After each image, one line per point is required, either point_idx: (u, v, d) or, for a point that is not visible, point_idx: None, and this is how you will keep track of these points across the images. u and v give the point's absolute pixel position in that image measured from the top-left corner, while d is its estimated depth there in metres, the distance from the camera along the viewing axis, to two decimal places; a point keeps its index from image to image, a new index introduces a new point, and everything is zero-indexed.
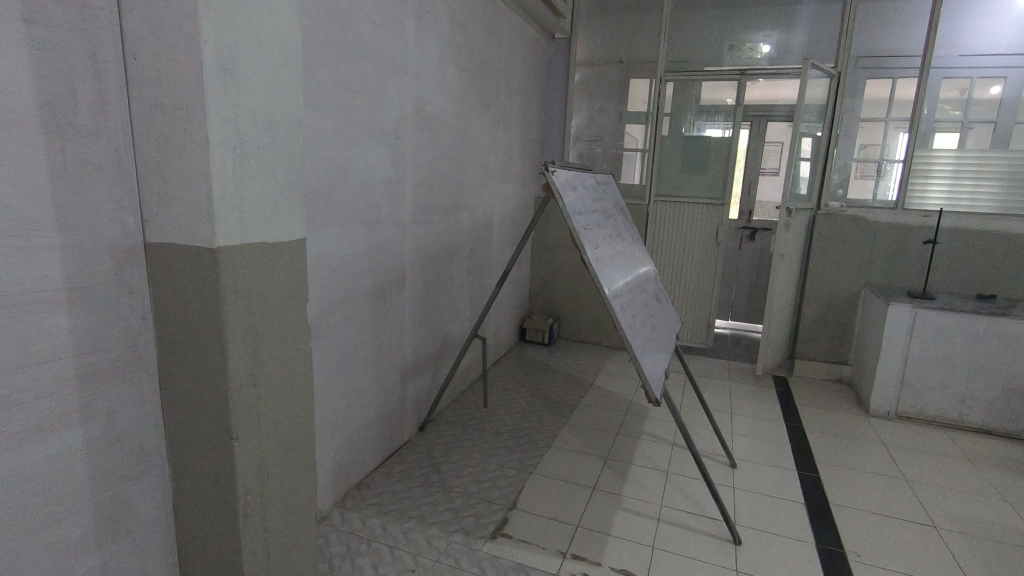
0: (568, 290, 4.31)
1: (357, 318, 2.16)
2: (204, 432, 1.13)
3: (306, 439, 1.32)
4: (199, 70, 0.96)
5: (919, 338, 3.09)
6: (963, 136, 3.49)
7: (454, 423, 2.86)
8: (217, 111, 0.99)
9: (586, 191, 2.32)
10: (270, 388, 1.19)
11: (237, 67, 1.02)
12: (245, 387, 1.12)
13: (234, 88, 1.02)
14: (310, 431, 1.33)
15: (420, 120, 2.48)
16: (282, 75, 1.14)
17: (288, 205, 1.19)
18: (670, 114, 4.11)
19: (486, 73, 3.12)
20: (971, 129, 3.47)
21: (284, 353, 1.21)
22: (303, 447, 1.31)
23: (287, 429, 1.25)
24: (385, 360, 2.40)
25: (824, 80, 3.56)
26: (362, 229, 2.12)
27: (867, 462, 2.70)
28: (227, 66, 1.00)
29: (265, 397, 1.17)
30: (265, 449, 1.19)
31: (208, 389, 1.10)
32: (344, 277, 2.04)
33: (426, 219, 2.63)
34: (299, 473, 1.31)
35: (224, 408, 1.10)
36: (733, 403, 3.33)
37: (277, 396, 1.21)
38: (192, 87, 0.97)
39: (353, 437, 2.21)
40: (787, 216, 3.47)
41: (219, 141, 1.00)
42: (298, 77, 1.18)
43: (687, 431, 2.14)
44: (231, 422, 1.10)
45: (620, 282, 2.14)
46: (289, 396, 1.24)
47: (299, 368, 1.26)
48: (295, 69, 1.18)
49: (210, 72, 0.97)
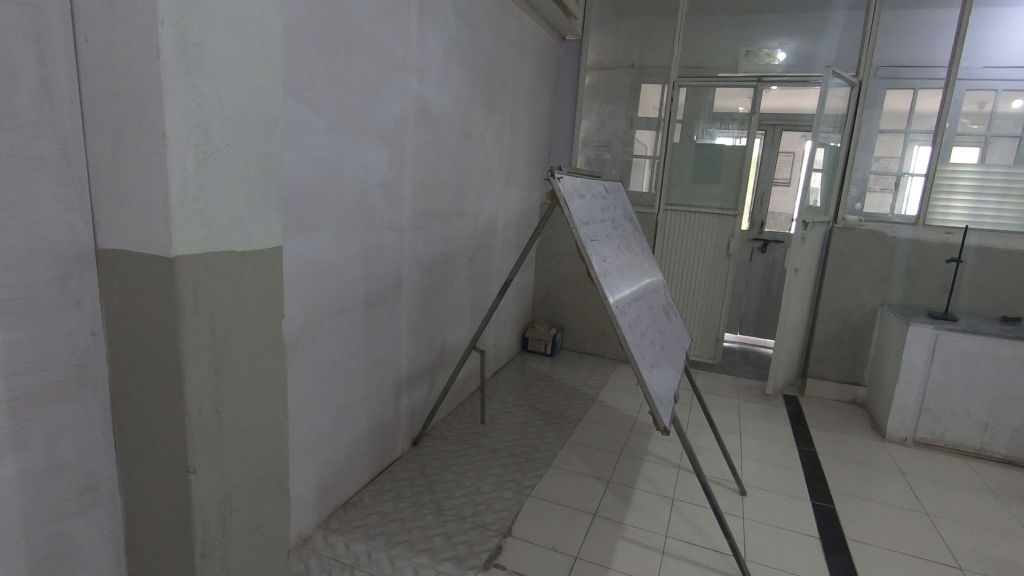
0: (573, 300, 4.18)
1: (349, 328, 2.04)
2: (159, 461, 1.01)
3: (279, 467, 1.19)
4: (157, 55, 0.84)
5: (939, 362, 2.95)
6: (984, 149, 3.35)
7: (450, 437, 2.73)
8: (178, 102, 0.87)
9: (594, 199, 2.19)
10: (237, 414, 1.06)
11: (204, 53, 0.90)
12: (206, 414, 1.00)
13: (199, 77, 0.90)
14: (283, 457, 1.21)
15: (422, 120, 2.37)
16: (258, 68, 1.01)
17: (261, 211, 1.07)
18: (682, 121, 3.98)
19: (494, 74, 3.00)
20: (994, 143, 3.33)
21: (253, 373, 1.09)
22: (275, 475, 1.18)
23: (256, 457, 1.13)
24: (378, 371, 2.27)
25: (845, 89, 3.42)
26: (356, 234, 2.01)
27: (885, 493, 2.55)
28: (191, 51, 0.88)
29: (229, 422, 1.05)
30: (229, 480, 1.07)
31: (164, 414, 0.98)
32: (335, 284, 1.93)
33: (427, 224, 2.52)
34: (270, 504, 1.18)
35: (180, 435, 0.97)
36: (742, 423, 3.19)
37: (245, 422, 1.09)
38: (148, 74, 0.85)
39: (341, 454, 2.09)
40: (803, 229, 3.34)
41: (180, 137, 0.88)
42: (278, 73, 1.06)
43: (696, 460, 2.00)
44: (188, 452, 0.98)
45: (628, 297, 2.00)
46: (258, 420, 1.12)
47: (272, 390, 1.14)
48: (276, 64, 1.06)
49: (169, 56, 0.85)
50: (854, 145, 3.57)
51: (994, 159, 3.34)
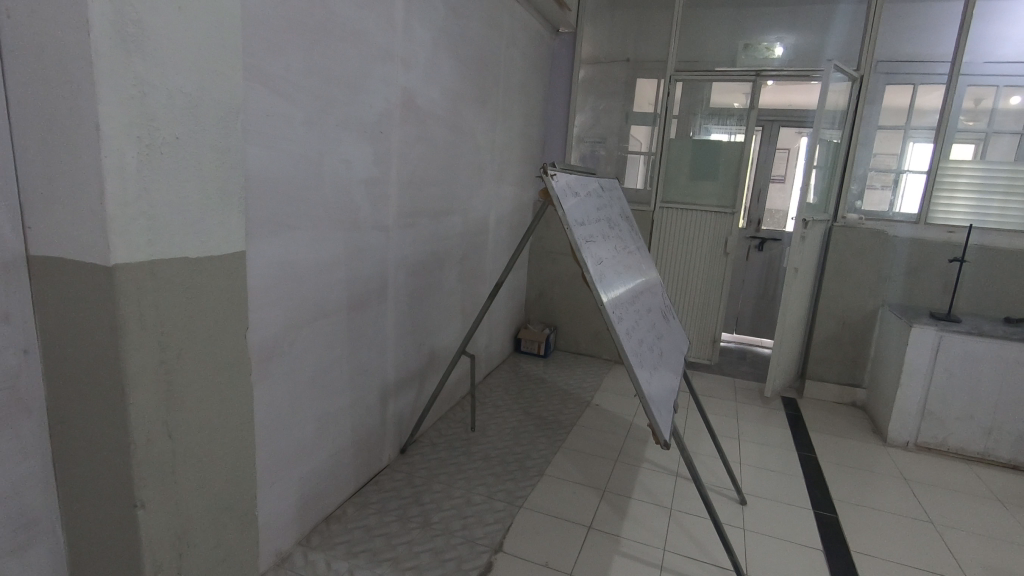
0: (567, 300, 4.09)
1: (331, 333, 1.93)
2: (105, 491, 0.90)
3: (244, 491, 1.09)
4: (89, 36, 0.73)
5: (942, 364, 2.87)
6: (982, 146, 3.33)
7: (439, 445, 2.63)
8: (114, 90, 0.77)
9: (589, 197, 2.09)
10: (193, 438, 0.96)
11: (147, 35, 0.80)
12: (156, 440, 0.90)
13: (141, 62, 0.79)
14: (249, 480, 1.11)
15: (409, 113, 2.25)
16: (212, 55, 0.91)
17: (219, 213, 0.97)
18: (678, 116, 3.89)
19: (484, 67, 2.89)
20: (995, 139, 3.30)
21: (211, 390, 0.99)
22: (239, 501, 1.09)
23: (218, 482, 1.03)
24: (362, 378, 2.16)
25: (845, 83, 3.34)
26: (337, 234, 1.90)
27: (889, 502, 2.47)
28: (130, 33, 0.78)
29: (183, 445, 0.95)
30: (185, 510, 0.97)
31: (108, 441, 0.88)
32: (315, 288, 1.82)
33: (414, 223, 2.41)
34: (234, 532, 1.09)
35: (124, 462, 0.87)
36: (740, 427, 3.11)
37: (203, 446, 0.99)
38: (78, 58, 0.75)
39: (323, 466, 1.98)
40: (803, 228, 3.25)
41: (118, 129, 0.78)
42: (237, 63, 0.96)
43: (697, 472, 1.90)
44: (135, 484, 0.87)
45: (625, 301, 1.90)
46: (218, 442, 1.01)
47: (234, 410, 1.04)
48: (234, 51, 0.96)
49: (104, 39, 0.75)
50: (855, 142, 3.49)
51: (995, 157, 3.32)
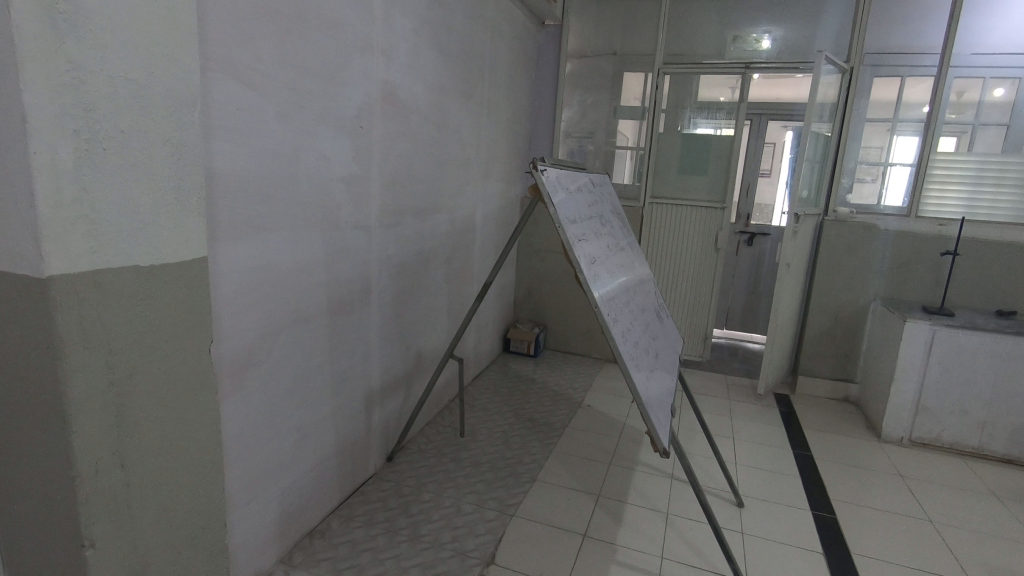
0: (557, 298, 4.01)
1: (311, 340, 1.84)
2: (46, 516, 0.86)
3: (207, 510, 1.06)
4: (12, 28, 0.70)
5: (936, 359, 2.84)
6: (968, 139, 3.25)
7: (427, 451, 2.55)
8: (45, 89, 0.74)
9: (580, 193, 2.01)
10: (147, 458, 0.92)
11: (86, 21, 0.77)
12: (105, 461, 0.86)
13: (83, 49, 0.77)
14: (209, 499, 1.07)
15: (391, 107, 2.15)
16: (163, 45, 0.88)
17: (171, 208, 0.93)
18: (667, 110, 3.83)
19: (469, 59, 2.80)
20: (980, 132, 3.23)
21: (165, 407, 0.95)
22: (198, 522, 1.04)
23: (173, 504, 0.98)
24: (345, 385, 2.07)
25: (836, 76, 3.30)
26: (316, 235, 1.80)
27: (886, 500, 2.44)
28: (67, 18, 0.75)
29: (135, 466, 0.91)
30: (137, 533, 0.92)
31: (47, 463, 0.83)
32: (292, 292, 1.72)
33: (398, 222, 2.31)
34: (193, 553, 1.05)
35: (67, 486, 0.83)
36: (734, 425, 3.06)
37: (159, 465, 0.95)
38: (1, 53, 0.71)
39: (305, 479, 1.89)
40: (795, 222, 3.21)
41: (48, 132, 0.75)
42: (195, 56, 0.94)
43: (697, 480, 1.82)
44: (81, 507, 0.83)
45: (620, 302, 1.83)
46: (176, 459, 0.98)
47: (191, 428, 1.00)
48: (192, 44, 0.94)
49: (32, 32, 0.72)
50: (845, 135, 3.46)
51: (980, 147, 3.23)
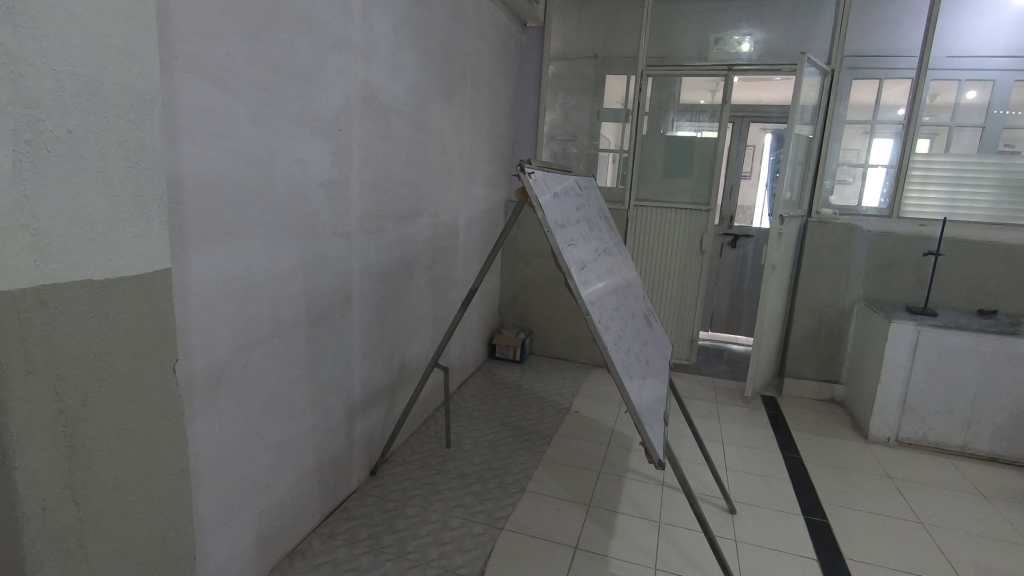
0: (542, 303, 3.96)
1: (290, 352, 1.76)
2: None
3: (174, 543, 1.00)
4: None
5: (922, 359, 2.85)
6: (947, 140, 3.28)
7: (412, 463, 2.47)
8: None
9: (567, 197, 1.97)
10: (102, 490, 0.86)
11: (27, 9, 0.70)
12: (55, 495, 0.80)
13: (24, 39, 0.70)
14: (174, 530, 1.00)
15: (370, 109, 2.08)
16: (118, 37, 0.81)
17: (127, 213, 0.86)
18: (650, 112, 3.81)
19: (451, 61, 2.74)
20: (958, 134, 3.26)
21: (123, 434, 0.88)
22: (161, 554, 0.98)
23: (132, 537, 0.92)
24: (326, 397, 1.99)
25: (817, 78, 3.31)
26: (293, 243, 1.73)
27: (876, 503, 2.42)
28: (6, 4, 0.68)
29: (89, 500, 0.84)
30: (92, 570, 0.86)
31: None
32: (268, 302, 1.64)
33: (380, 228, 2.24)
34: None
35: (9, 529, 0.76)
36: (723, 429, 3.04)
37: (116, 496, 0.88)
38: None
39: (284, 498, 1.81)
40: (780, 224, 3.21)
41: None
42: (156, 53, 0.88)
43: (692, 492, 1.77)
44: (26, 547, 0.77)
45: (610, 308, 1.78)
46: (137, 490, 0.92)
47: (154, 455, 0.94)
48: (154, 39, 0.88)
49: None
50: (828, 137, 3.47)
51: (958, 150, 3.27)
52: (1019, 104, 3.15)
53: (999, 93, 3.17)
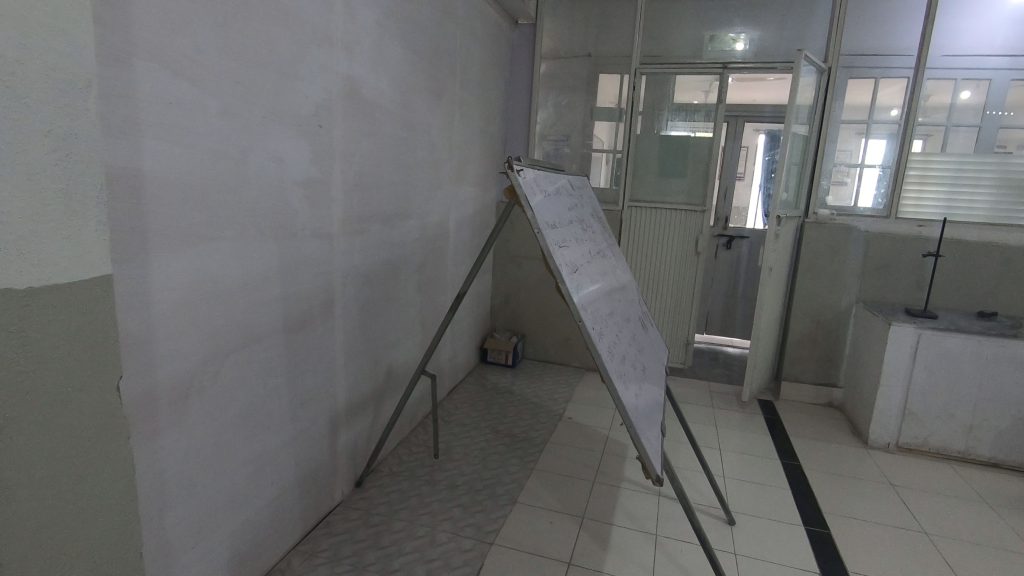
0: (535, 306, 3.88)
1: (267, 360, 1.67)
2: None
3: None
4: None
5: (922, 363, 2.79)
6: (943, 140, 3.23)
7: (399, 474, 2.38)
8: None
9: (559, 197, 1.88)
10: (27, 526, 0.77)
11: None
12: None
13: None
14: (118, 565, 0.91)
15: (354, 105, 1.99)
16: (40, 14, 0.74)
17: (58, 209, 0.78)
18: (644, 112, 3.74)
19: (439, 57, 2.65)
20: (954, 134, 3.21)
21: (54, 463, 0.80)
22: None
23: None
24: (306, 407, 1.89)
25: (815, 76, 3.25)
26: (270, 245, 1.63)
27: (879, 512, 2.35)
28: None
29: (11, 540, 0.76)
30: None
31: None
32: (242, 308, 1.55)
33: (364, 229, 2.15)
34: None
35: None
36: (720, 435, 2.96)
37: (44, 532, 0.80)
38: None
39: (261, 515, 1.71)
40: (777, 225, 3.15)
41: None
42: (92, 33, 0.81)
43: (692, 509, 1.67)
44: None
45: (604, 312, 1.69)
46: (73, 525, 0.83)
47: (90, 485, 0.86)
48: (87, 15, 0.80)
49: None
50: (825, 136, 3.41)
51: (954, 149, 3.22)
52: (1016, 104, 3.10)
53: (995, 93, 3.12)
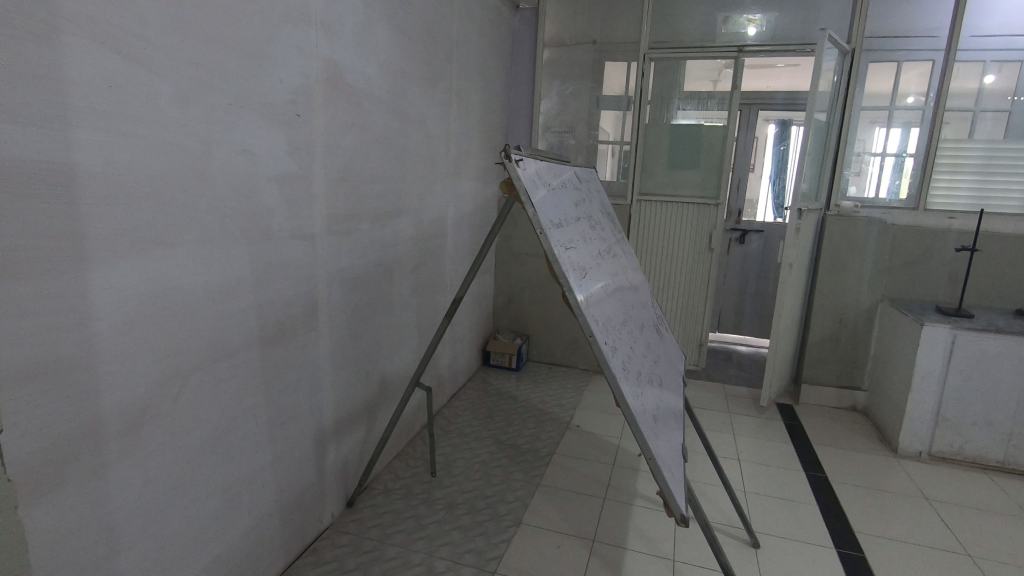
0: (539, 306, 3.70)
1: (241, 377, 1.50)
2: None
3: None
4: None
5: (957, 365, 2.59)
6: (971, 125, 3.00)
7: (395, 492, 2.21)
8: None
9: (565, 191, 1.69)
10: None
11: None
12: None
13: None
14: None
15: (337, 91, 1.81)
16: None
17: None
18: (653, 100, 3.54)
19: (433, 41, 2.46)
20: (980, 119, 2.99)
21: None
22: None
23: None
24: (288, 426, 1.72)
25: (837, 58, 3.04)
26: (241, 248, 1.46)
27: (915, 531, 2.16)
28: None
29: None
30: None
31: None
32: (209, 320, 1.37)
33: (352, 229, 1.97)
34: None
35: None
36: (738, 444, 2.78)
37: None
38: None
39: (236, 547, 1.55)
40: (798, 218, 2.94)
41: None
42: None
43: (717, 542, 1.48)
44: None
45: (616, 321, 1.50)
46: None
47: None
48: None
49: None
50: (848, 122, 3.20)
51: (981, 135, 3.00)
52: None
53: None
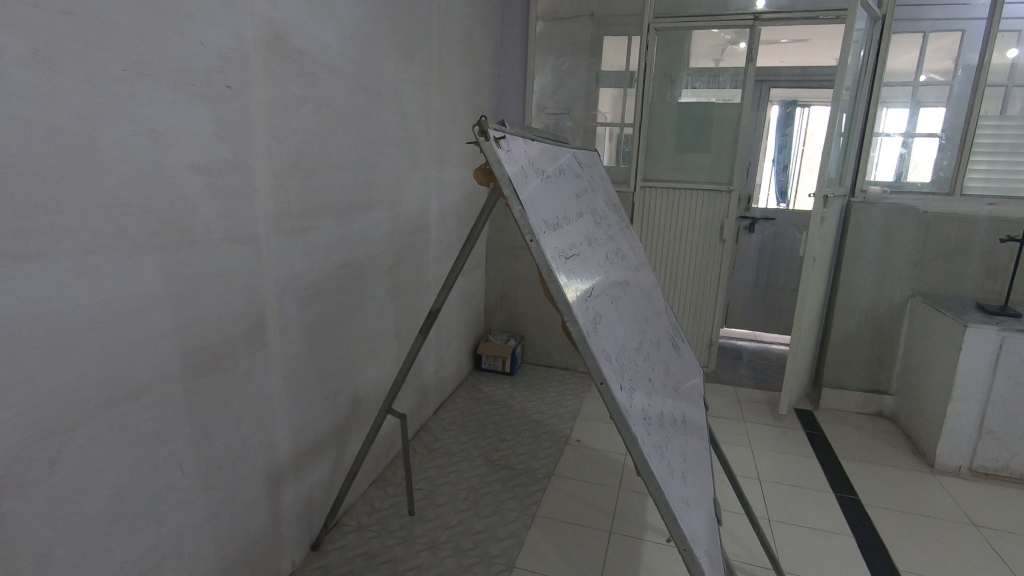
0: (536, 303, 3.39)
1: (158, 419, 1.19)
2: None
3: None
4: None
5: (1004, 372, 2.30)
6: (1007, 100, 2.68)
7: (369, 529, 1.91)
8: None
9: (561, 179, 1.36)
10: None
11: None
12: None
13: None
14: None
15: (283, 60, 1.48)
16: None
17: None
18: (660, 76, 3.20)
19: (406, 5, 2.12)
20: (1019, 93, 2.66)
21: None
22: None
23: None
24: (230, 468, 1.42)
25: (867, 25, 2.70)
26: (151, 257, 1.14)
27: (969, 568, 1.88)
28: None
29: None
30: None
31: None
32: (104, 353, 1.07)
33: (309, 227, 1.65)
34: None
35: None
36: (758, 459, 2.50)
37: None
38: None
39: None
40: (822, 206, 2.63)
41: None
42: None
43: None
44: None
45: (628, 344, 1.19)
46: None
47: None
48: None
49: None
50: (876, 98, 2.87)
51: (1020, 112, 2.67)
52: None
53: None
